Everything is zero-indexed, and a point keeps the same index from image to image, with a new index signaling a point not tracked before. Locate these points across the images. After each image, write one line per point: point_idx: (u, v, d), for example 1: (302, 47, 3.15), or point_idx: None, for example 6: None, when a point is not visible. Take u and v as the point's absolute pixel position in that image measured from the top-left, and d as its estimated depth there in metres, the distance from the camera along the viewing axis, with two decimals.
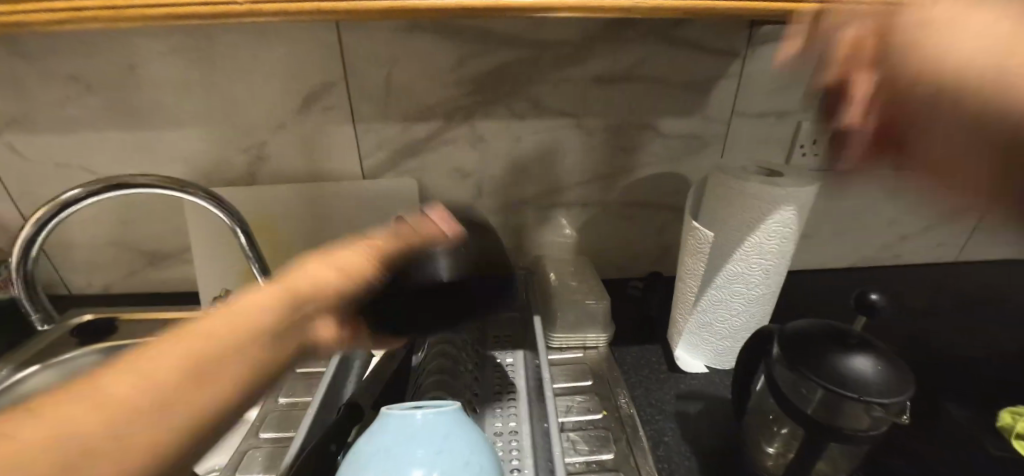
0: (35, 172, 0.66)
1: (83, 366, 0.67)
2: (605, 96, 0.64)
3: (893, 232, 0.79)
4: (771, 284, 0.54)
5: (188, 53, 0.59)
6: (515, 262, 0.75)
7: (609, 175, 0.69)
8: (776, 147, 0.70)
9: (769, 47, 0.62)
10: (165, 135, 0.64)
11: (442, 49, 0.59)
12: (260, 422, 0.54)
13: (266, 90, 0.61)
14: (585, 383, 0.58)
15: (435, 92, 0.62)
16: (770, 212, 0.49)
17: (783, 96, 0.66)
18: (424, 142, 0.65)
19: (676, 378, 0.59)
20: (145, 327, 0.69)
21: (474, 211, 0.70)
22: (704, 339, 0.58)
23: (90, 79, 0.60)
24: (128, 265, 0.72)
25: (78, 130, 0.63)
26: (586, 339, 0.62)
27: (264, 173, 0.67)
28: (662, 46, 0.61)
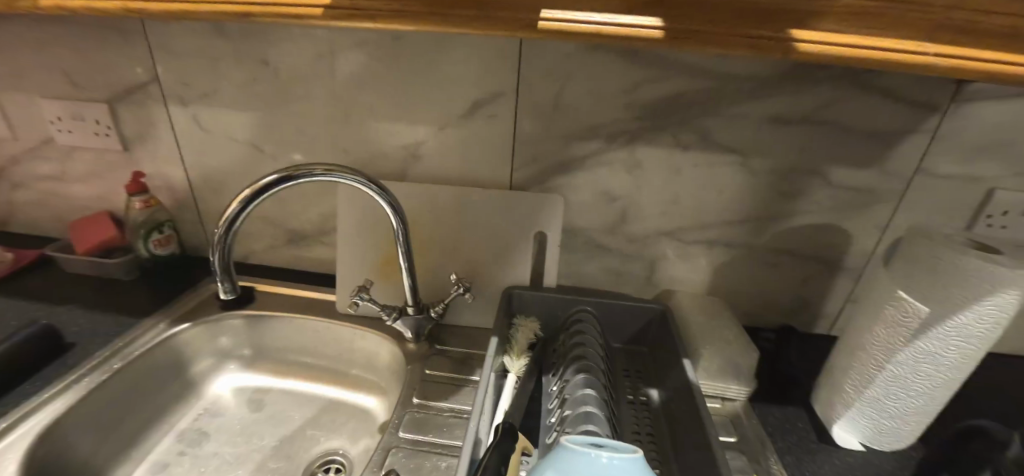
0: (210, 143, 0.71)
1: (225, 329, 0.70)
2: (776, 137, 0.60)
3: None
4: (964, 369, 0.48)
5: (371, 50, 0.61)
6: (642, 292, 0.72)
7: (761, 218, 0.65)
8: (957, 213, 0.63)
9: (976, 105, 0.56)
10: (332, 124, 0.67)
11: (618, 71, 0.58)
12: (399, 419, 0.55)
13: (436, 93, 0.62)
14: (729, 439, 0.54)
15: (600, 113, 0.60)
16: (989, 293, 0.44)
17: (979, 159, 0.60)
18: (578, 161, 0.64)
19: (828, 451, 0.54)
20: (280, 301, 0.73)
21: (612, 235, 0.68)
22: (868, 416, 0.53)
23: (278, 65, 0.64)
24: (273, 238, 0.76)
25: (254, 110, 0.67)
26: (726, 391, 0.58)
27: (414, 171, 0.68)
28: (853, 91, 0.57)
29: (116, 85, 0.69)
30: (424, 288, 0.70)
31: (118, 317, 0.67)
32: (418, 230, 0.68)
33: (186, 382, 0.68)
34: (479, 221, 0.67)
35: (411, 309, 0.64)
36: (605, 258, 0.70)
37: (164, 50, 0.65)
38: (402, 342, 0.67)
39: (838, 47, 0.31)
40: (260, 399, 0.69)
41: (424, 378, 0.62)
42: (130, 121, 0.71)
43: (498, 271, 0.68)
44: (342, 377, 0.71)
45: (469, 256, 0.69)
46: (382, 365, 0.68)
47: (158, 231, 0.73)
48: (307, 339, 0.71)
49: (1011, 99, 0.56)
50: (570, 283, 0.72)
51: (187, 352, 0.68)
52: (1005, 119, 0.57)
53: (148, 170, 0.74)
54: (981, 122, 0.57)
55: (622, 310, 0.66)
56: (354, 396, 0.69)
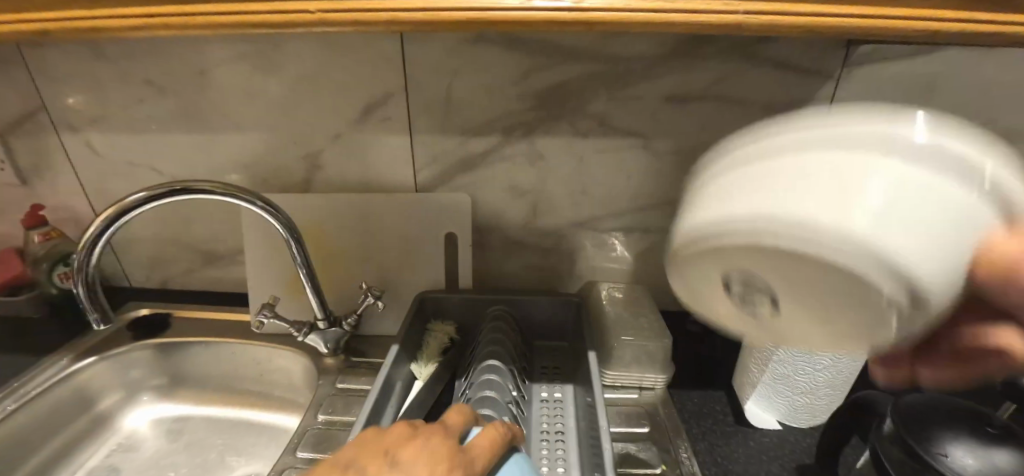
0: (107, 169, 0.69)
1: (136, 360, 0.68)
2: (675, 116, 0.59)
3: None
4: None
5: (255, 61, 0.59)
6: (566, 286, 0.71)
7: (673, 200, 0.64)
8: None
9: (867, 68, 0.56)
10: (228, 140, 0.65)
11: (504, 62, 0.56)
12: (299, 439, 0.52)
13: (327, 100, 0.61)
14: (642, 429, 0.53)
15: (493, 107, 0.59)
16: None
17: None
18: (479, 158, 0.62)
19: (743, 433, 0.53)
20: (194, 326, 0.70)
21: (525, 230, 0.67)
22: (778, 393, 0.52)
23: (163, 84, 0.62)
24: (187, 262, 0.74)
25: (147, 132, 0.65)
26: (643, 379, 0.57)
27: (317, 182, 0.66)
28: (744, 65, 0.56)
29: (3, 116, 0.66)
30: (340, 300, 0.68)
31: (19, 356, 0.64)
32: (326, 241, 0.66)
33: (93, 418, 0.65)
34: (388, 227, 0.65)
35: (322, 323, 0.62)
36: (523, 254, 0.68)
37: (45, 77, 0.63)
38: (317, 357, 0.64)
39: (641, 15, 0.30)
40: (177, 428, 0.67)
41: (336, 393, 0.60)
42: (24, 152, 0.68)
43: (413, 276, 0.67)
44: (263, 400, 0.69)
45: (382, 263, 0.67)
46: (301, 383, 0.66)
47: (64, 263, 0.70)
48: (223, 363, 0.69)
49: (904, 59, 0.55)
50: (493, 282, 0.70)
51: (94, 388, 0.65)
52: (900, 80, 0.56)
53: (50, 202, 0.72)
54: (874, 84, 0.57)
55: (541, 307, 0.64)
56: (275, 418, 0.67)
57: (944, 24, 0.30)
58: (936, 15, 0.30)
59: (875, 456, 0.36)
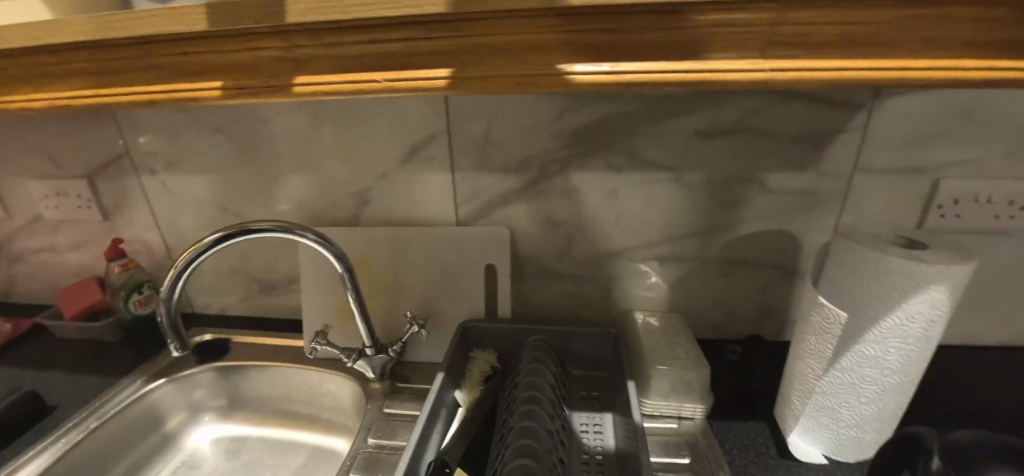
0: (179, 206, 0.76)
1: (200, 382, 0.73)
2: (706, 150, 0.61)
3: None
4: (909, 372, 0.47)
5: (312, 107, 0.65)
6: (601, 314, 0.72)
7: (707, 230, 0.65)
8: (906, 209, 0.62)
9: (902, 98, 0.56)
10: (285, 178, 0.71)
11: (542, 104, 0.60)
12: (351, 462, 0.55)
13: (376, 140, 0.66)
14: (683, 460, 0.53)
15: (531, 145, 0.62)
16: (911, 292, 0.43)
17: (915, 151, 0.59)
18: (517, 192, 0.65)
19: (787, 466, 0.52)
20: (250, 351, 0.75)
21: (562, 259, 0.69)
22: (821, 426, 0.51)
23: (231, 130, 0.69)
24: (244, 291, 0.80)
25: (216, 172, 0.72)
26: (682, 410, 0.57)
27: (365, 216, 0.71)
28: (776, 101, 0.58)
29: (92, 161, 0.75)
30: (386, 328, 0.72)
31: (99, 377, 0.70)
32: (373, 271, 0.71)
33: (161, 437, 0.70)
34: (431, 259, 0.69)
35: (369, 349, 0.66)
36: (558, 282, 0.70)
37: (129, 125, 0.71)
38: (365, 383, 0.68)
39: (661, 76, 0.33)
40: (234, 448, 0.71)
41: (383, 417, 0.62)
42: (108, 192, 0.76)
43: (453, 305, 0.70)
44: (313, 422, 0.73)
45: (424, 292, 0.70)
46: (349, 407, 0.70)
47: (138, 291, 0.77)
48: (278, 385, 0.73)
49: (936, 89, 0.56)
50: (529, 310, 0.73)
51: (163, 408, 0.70)
52: (934, 110, 0.57)
53: (127, 235, 0.79)
54: (909, 115, 0.57)
55: (578, 336, 0.65)
56: (325, 440, 0.71)
57: (975, 73, 0.31)
58: (968, 63, 0.30)
59: None
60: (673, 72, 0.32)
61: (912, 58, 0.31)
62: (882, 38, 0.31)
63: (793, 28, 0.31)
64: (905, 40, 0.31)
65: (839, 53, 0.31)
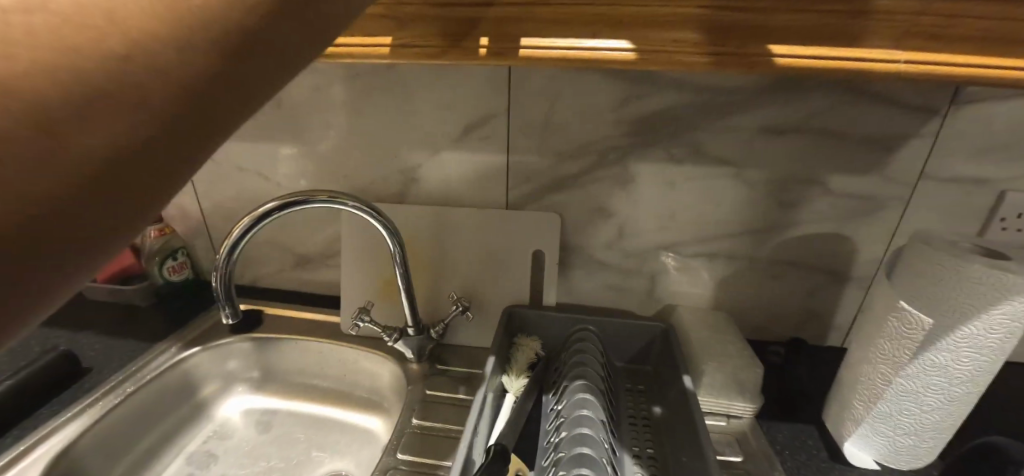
0: (220, 173, 0.74)
1: (234, 352, 0.72)
2: (771, 147, 0.60)
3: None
4: (979, 383, 0.46)
5: (367, 78, 0.63)
6: (644, 308, 0.71)
7: (763, 229, 0.64)
8: (969, 219, 0.61)
9: (981, 104, 0.55)
10: (333, 151, 0.69)
11: (608, 89, 0.58)
12: (396, 441, 0.54)
13: (431, 116, 0.64)
14: (736, 458, 0.53)
15: (591, 132, 0.61)
16: (996, 301, 0.42)
17: (986, 161, 0.58)
18: (572, 179, 0.64)
19: (839, 470, 0.52)
20: (285, 325, 0.74)
21: (611, 250, 0.68)
22: (880, 433, 0.51)
23: (281, 97, 0.67)
24: (279, 263, 0.79)
25: (261, 141, 0.71)
26: (731, 408, 0.56)
27: (412, 194, 0.70)
28: (849, 100, 0.56)
29: None
30: (426, 309, 0.71)
31: (133, 341, 0.69)
32: (417, 250, 0.70)
33: (194, 406, 0.69)
34: (477, 241, 0.68)
35: (411, 329, 0.65)
36: (604, 273, 0.69)
37: None
38: (404, 362, 0.67)
39: (787, 60, 0.32)
40: (266, 421, 0.71)
41: (425, 398, 0.61)
42: None
43: (497, 290, 0.69)
44: (346, 399, 0.72)
45: (467, 275, 0.69)
46: (384, 386, 0.69)
47: (173, 258, 0.76)
48: (312, 360, 0.72)
49: (1016, 99, 0.55)
50: (571, 300, 0.72)
51: (196, 377, 0.70)
52: (1010, 120, 0.56)
53: None
54: (985, 123, 0.56)
55: (625, 328, 0.64)
56: (358, 418, 0.70)
57: None
58: None
59: None
60: (799, 55, 0.32)
61: None
62: (1019, 36, 0.30)
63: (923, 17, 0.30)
64: None
65: (975, 50, 0.31)
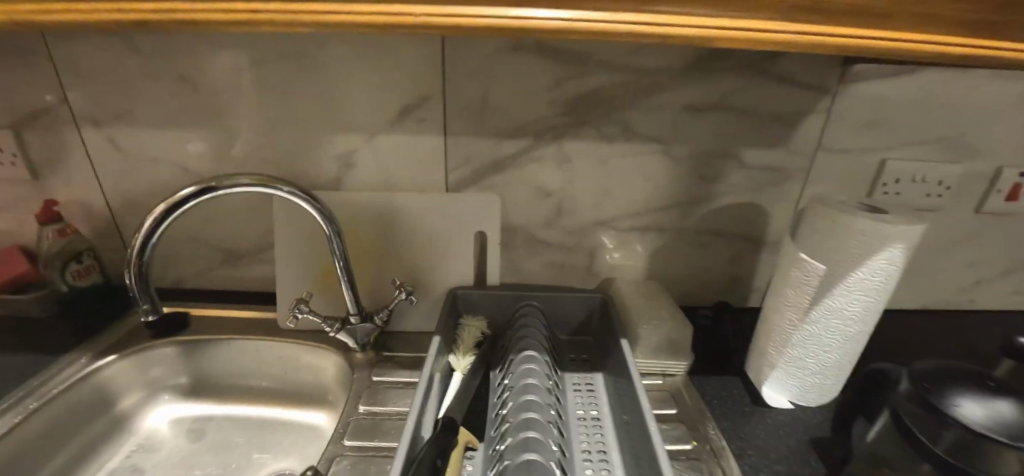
0: (130, 165, 0.68)
1: (158, 358, 0.67)
2: (692, 124, 0.64)
3: (955, 276, 0.81)
4: (869, 322, 0.53)
5: (293, 60, 0.61)
6: (586, 283, 0.74)
7: (688, 201, 0.69)
8: (859, 185, 0.70)
9: (863, 83, 0.63)
10: (260, 138, 0.66)
11: (541, 70, 0.60)
12: (343, 429, 0.53)
13: (364, 100, 0.63)
14: (671, 411, 0.57)
15: (527, 112, 0.62)
16: (877, 249, 0.48)
17: (869, 133, 0.66)
18: (510, 159, 0.65)
19: (760, 413, 0.58)
20: (214, 325, 0.69)
21: (551, 229, 0.70)
22: (793, 376, 0.57)
23: (198, 80, 0.62)
24: (205, 261, 0.74)
25: (176, 129, 0.66)
26: (665, 366, 0.61)
27: (349, 180, 0.68)
28: (756, 79, 0.62)
29: (18, 108, 0.65)
30: (368, 298, 0.70)
31: (32, 355, 0.62)
32: (356, 237, 0.68)
33: (112, 419, 0.63)
34: (419, 225, 0.67)
35: (354, 318, 0.63)
36: (547, 252, 0.72)
37: (71, 71, 0.62)
38: (348, 353, 0.65)
39: (693, 33, 0.34)
40: (198, 428, 0.66)
41: (371, 385, 0.60)
42: (39, 147, 0.67)
43: (441, 274, 0.69)
44: (288, 397, 0.69)
45: (410, 260, 0.68)
46: (327, 379, 0.67)
47: (77, 260, 0.68)
48: (249, 360, 0.68)
49: (889, 79, 0.63)
50: (516, 280, 0.73)
51: (113, 388, 0.63)
52: (886, 97, 0.64)
53: (61, 197, 0.70)
54: (867, 99, 0.64)
55: (566, 301, 0.67)
56: (301, 415, 0.67)
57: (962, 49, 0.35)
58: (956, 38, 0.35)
59: (895, 421, 0.40)
60: (702, 28, 0.34)
61: (906, 30, 0.34)
62: (889, 12, 0.34)
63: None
64: (903, 13, 0.34)
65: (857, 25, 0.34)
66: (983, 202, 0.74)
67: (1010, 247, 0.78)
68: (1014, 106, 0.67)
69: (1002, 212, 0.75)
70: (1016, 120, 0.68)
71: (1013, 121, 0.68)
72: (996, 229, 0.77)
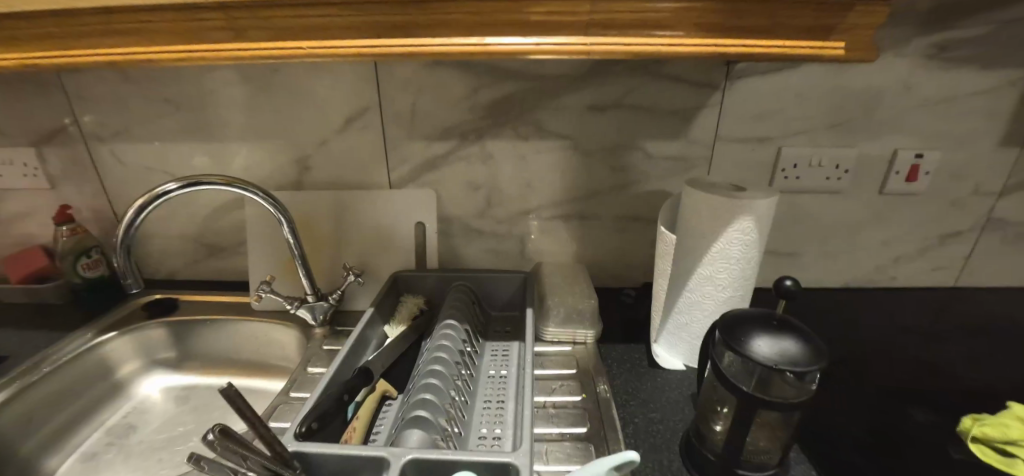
0: (128, 174, 0.81)
1: (152, 336, 0.79)
2: (597, 121, 0.73)
3: (872, 254, 0.87)
4: (738, 288, 0.60)
5: (253, 80, 0.73)
6: (520, 266, 0.83)
7: (603, 191, 0.78)
8: (760, 171, 0.77)
9: (747, 79, 0.71)
10: (232, 148, 0.78)
11: (459, 80, 0.70)
12: (291, 385, 0.64)
13: (314, 111, 0.74)
14: (569, 371, 0.64)
15: (452, 117, 0.73)
16: (730, 222, 0.56)
17: (762, 124, 0.74)
18: (441, 158, 0.75)
19: (654, 372, 0.66)
20: (198, 308, 0.81)
21: (484, 219, 0.80)
22: (681, 339, 0.65)
23: (179, 101, 0.75)
24: (192, 255, 0.86)
25: (164, 142, 0.78)
26: (575, 335, 0.69)
27: (308, 181, 0.79)
28: (649, 80, 0.71)
29: (38, 130, 0.79)
30: (327, 282, 0.80)
31: (49, 332, 0.75)
32: (315, 229, 0.79)
33: (113, 386, 0.75)
34: (367, 218, 0.78)
35: (310, 297, 0.73)
36: (481, 239, 0.81)
37: (78, 97, 0.76)
38: (307, 329, 0.76)
39: (515, 50, 0.44)
40: (184, 394, 0.78)
41: (323, 352, 0.71)
42: (55, 161, 0.81)
43: (388, 260, 0.79)
44: (260, 369, 0.80)
45: (361, 248, 0.79)
46: (291, 353, 0.78)
47: (86, 255, 0.81)
48: (226, 338, 0.80)
49: (772, 75, 0.71)
50: (457, 264, 0.83)
51: (113, 359, 0.76)
52: (771, 91, 0.72)
53: (74, 203, 0.84)
54: (754, 94, 0.72)
55: (495, 282, 0.76)
56: (270, 384, 0.78)
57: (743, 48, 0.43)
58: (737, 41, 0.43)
59: (716, 364, 0.47)
60: (522, 46, 0.44)
61: (694, 34, 0.43)
62: (675, 24, 0.43)
63: (607, 13, 0.42)
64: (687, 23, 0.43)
65: (650, 37, 0.43)
66: (884, 183, 0.80)
67: (920, 224, 0.84)
68: (898, 93, 0.74)
69: (904, 191, 0.81)
70: (903, 106, 0.75)
71: (900, 107, 0.75)
72: (903, 208, 0.83)
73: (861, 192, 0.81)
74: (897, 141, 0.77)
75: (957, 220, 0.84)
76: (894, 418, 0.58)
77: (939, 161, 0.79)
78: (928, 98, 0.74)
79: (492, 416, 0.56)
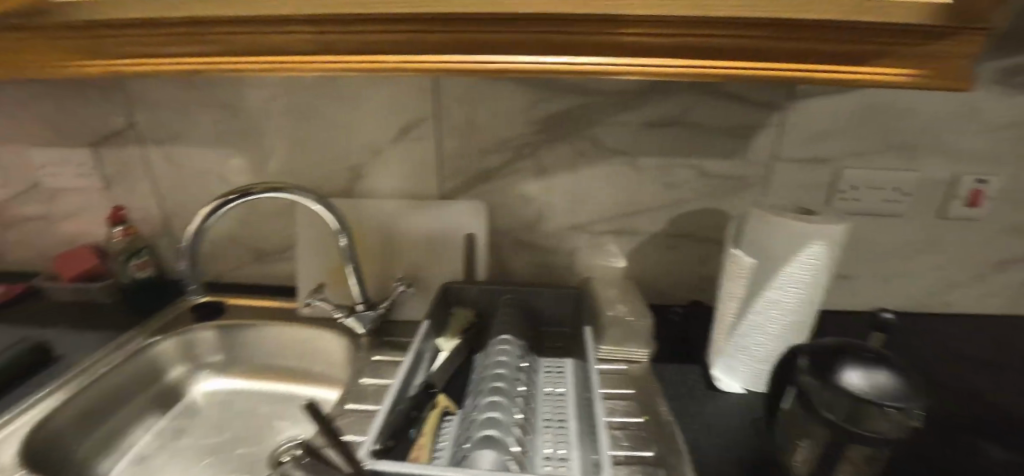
0: (181, 176, 0.82)
1: (200, 339, 0.79)
2: (655, 138, 0.72)
3: (926, 278, 0.85)
4: (804, 312, 0.59)
5: (312, 88, 0.73)
6: (567, 280, 0.83)
7: (656, 207, 0.77)
8: (817, 192, 0.76)
9: (810, 100, 0.70)
10: (285, 154, 0.78)
11: (518, 93, 0.70)
12: (347, 395, 0.63)
13: (370, 120, 0.74)
14: (627, 390, 0.64)
15: (508, 130, 0.72)
16: (801, 246, 0.55)
17: (822, 144, 0.73)
18: (495, 170, 0.75)
19: (712, 395, 0.64)
20: (246, 312, 0.82)
21: (534, 231, 0.79)
22: (741, 362, 0.63)
23: (236, 106, 0.76)
24: (239, 259, 0.86)
25: (218, 146, 0.79)
26: (629, 353, 0.69)
27: (359, 189, 0.79)
28: (710, 98, 0.70)
29: (96, 131, 0.80)
30: (374, 291, 0.80)
31: (101, 332, 0.75)
32: (364, 237, 0.79)
33: (162, 388, 0.76)
34: (417, 227, 0.78)
35: (360, 305, 0.73)
36: (530, 252, 0.81)
37: (137, 101, 0.77)
38: (356, 337, 0.76)
39: (606, 68, 0.43)
40: (229, 399, 0.77)
41: (373, 362, 0.71)
42: (110, 162, 0.82)
43: (437, 270, 0.79)
44: (305, 375, 0.80)
45: (410, 258, 0.79)
46: (337, 360, 0.78)
47: (137, 255, 0.82)
48: (272, 343, 0.80)
49: (836, 96, 0.70)
50: (504, 276, 0.83)
51: (162, 361, 0.76)
52: (834, 111, 0.71)
53: (126, 204, 0.85)
54: (816, 114, 0.71)
55: (545, 296, 0.75)
56: (315, 391, 0.78)
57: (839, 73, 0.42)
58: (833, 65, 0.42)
59: (798, 394, 0.46)
60: (614, 66, 0.43)
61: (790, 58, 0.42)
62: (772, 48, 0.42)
63: (702, 37, 0.41)
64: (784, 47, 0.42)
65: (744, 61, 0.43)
66: (944, 207, 0.78)
67: (978, 250, 0.82)
68: (963, 117, 0.72)
69: (964, 216, 0.79)
70: (967, 130, 0.73)
71: (964, 131, 0.73)
72: (961, 232, 0.81)
73: (919, 216, 0.79)
74: (959, 165, 0.76)
75: (1017, 247, 0.82)
76: (963, 448, 0.56)
77: (1002, 187, 0.77)
78: (994, 123, 0.73)
79: (554, 436, 0.55)
